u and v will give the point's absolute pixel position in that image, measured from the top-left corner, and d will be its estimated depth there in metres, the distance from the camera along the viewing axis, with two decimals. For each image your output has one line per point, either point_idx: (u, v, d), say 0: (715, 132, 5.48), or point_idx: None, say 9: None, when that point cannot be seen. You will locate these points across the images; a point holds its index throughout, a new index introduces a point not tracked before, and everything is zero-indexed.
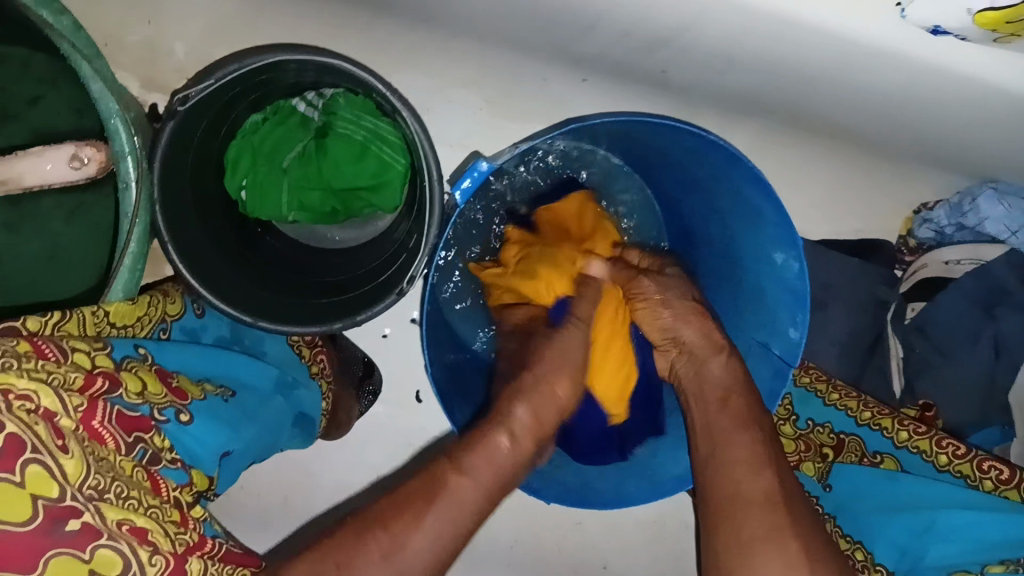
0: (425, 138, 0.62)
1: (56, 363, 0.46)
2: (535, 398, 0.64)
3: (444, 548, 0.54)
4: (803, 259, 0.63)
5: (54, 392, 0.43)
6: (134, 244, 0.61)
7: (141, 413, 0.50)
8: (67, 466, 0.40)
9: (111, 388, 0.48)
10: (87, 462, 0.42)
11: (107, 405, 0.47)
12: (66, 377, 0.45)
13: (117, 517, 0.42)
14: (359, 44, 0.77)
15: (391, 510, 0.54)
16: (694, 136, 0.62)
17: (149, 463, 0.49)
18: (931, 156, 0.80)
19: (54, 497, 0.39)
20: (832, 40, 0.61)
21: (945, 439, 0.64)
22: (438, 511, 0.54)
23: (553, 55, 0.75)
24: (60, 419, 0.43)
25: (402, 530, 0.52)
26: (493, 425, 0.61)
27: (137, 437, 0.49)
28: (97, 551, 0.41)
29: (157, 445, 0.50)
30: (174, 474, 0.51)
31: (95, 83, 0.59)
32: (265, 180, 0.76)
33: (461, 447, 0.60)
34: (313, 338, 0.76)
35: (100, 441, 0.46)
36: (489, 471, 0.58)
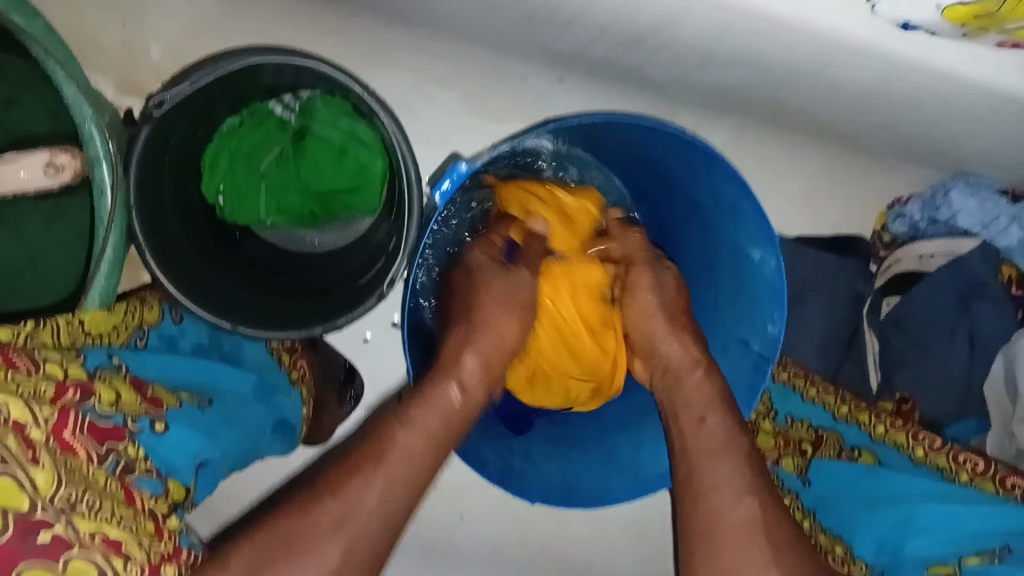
0: (402, 139, 0.62)
1: (27, 374, 0.45)
2: (481, 344, 0.66)
3: (395, 500, 0.53)
4: (780, 254, 0.64)
5: (24, 404, 0.42)
6: (110, 250, 0.61)
7: (115, 424, 0.49)
8: (37, 478, 0.40)
9: (83, 399, 0.48)
10: (59, 474, 0.41)
11: (79, 415, 0.46)
12: (36, 390, 0.45)
13: (90, 528, 0.41)
14: (337, 45, 0.77)
15: (342, 493, 0.52)
16: (671, 135, 0.63)
17: (122, 475, 0.47)
18: (905, 150, 0.81)
19: (25, 510, 0.38)
20: (808, 37, 0.62)
21: (920, 432, 0.67)
22: (393, 460, 0.54)
23: (532, 54, 0.76)
24: (31, 431, 0.41)
25: (352, 490, 0.52)
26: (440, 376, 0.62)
27: (109, 447, 0.47)
28: (70, 563, 0.39)
29: (131, 456, 0.49)
30: (150, 485, 0.49)
31: (67, 86, 0.59)
32: (242, 183, 0.77)
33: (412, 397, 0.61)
34: (292, 343, 0.76)
35: (72, 452, 0.44)
36: (438, 421, 0.59)
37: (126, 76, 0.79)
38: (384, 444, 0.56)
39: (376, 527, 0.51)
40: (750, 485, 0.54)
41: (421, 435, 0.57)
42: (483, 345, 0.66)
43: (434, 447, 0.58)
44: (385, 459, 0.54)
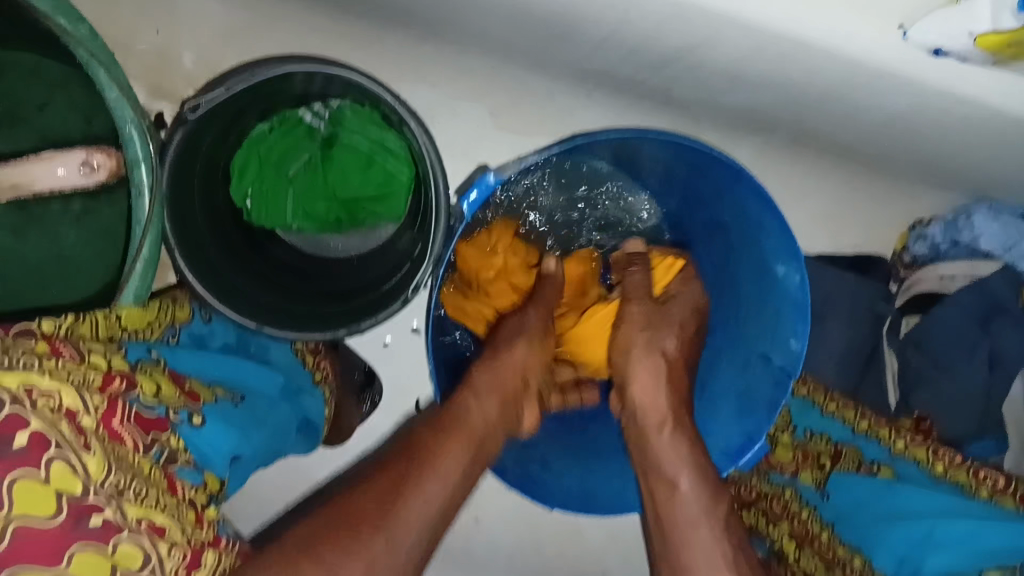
0: (431, 150, 0.63)
1: (74, 363, 0.46)
2: (497, 373, 0.65)
3: (435, 507, 0.53)
4: (804, 271, 0.64)
5: (75, 391, 0.43)
6: (148, 250, 0.62)
7: (158, 415, 0.50)
8: (90, 463, 0.40)
9: (129, 389, 0.49)
10: (110, 461, 0.42)
11: (125, 405, 0.47)
12: (86, 376, 0.45)
13: (137, 514, 0.42)
14: (369, 56, 0.79)
15: (391, 483, 0.52)
16: (698, 152, 0.64)
17: (166, 464, 0.49)
18: (927, 173, 0.81)
19: (77, 494, 0.39)
20: (836, 59, 0.63)
21: (941, 449, 0.68)
22: (432, 478, 0.54)
23: (560, 70, 0.77)
24: (83, 418, 0.42)
25: (400, 488, 0.52)
26: (456, 398, 0.62)
27: (154, 436, 0.48)
28: (120, 546, 0.40)
29: (173, 446, 0.50)
30: (191, 476, 0.50)
31: (111, 89, 0.60)
32: (270, 189, 0.78)
33: (435, 419, 0.60)
34: (316, 346, 0.77)
35: (120, 441, 0.45)
36: (462, 433, 0.59)
37: (159, 80, 0.80)
38: (435, 456, 0.56)
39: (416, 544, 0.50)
40: (714, 493, 0.59)
41: (456, 452, 0.57)
42: (490, 373, 0.65)
43: (465, 465, 0.57)
44: (434, 467, 0.55)
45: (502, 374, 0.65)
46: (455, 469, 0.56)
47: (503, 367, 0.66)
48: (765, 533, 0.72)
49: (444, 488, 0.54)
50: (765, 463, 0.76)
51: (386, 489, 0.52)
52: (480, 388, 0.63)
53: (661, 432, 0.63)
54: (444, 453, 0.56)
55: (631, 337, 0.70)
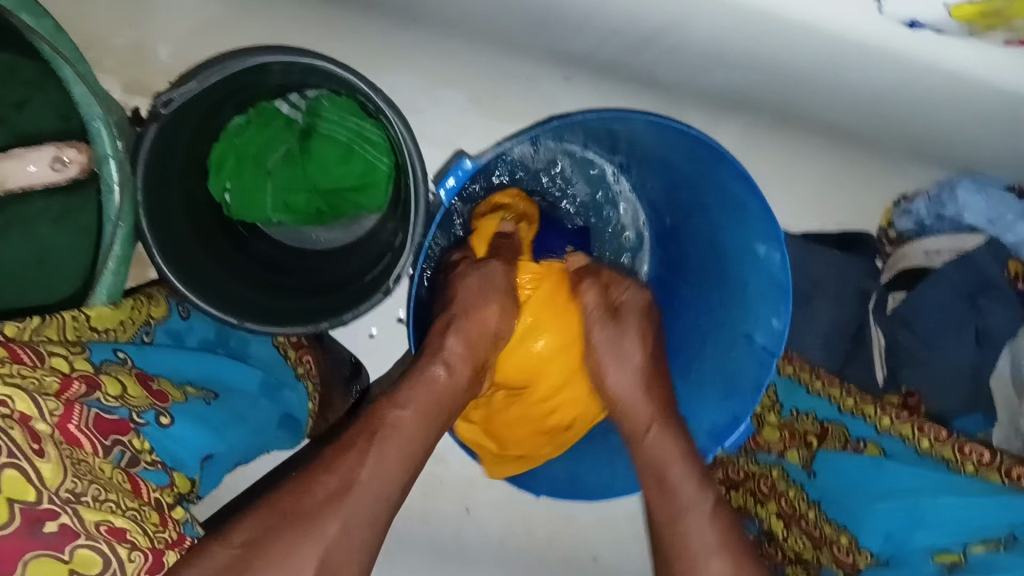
0: (408, 137, 0.62)
1: (32, 368, 0.45)
2: (462, 321, 0.66)
3: (388, 483, 0.55)
4: (786, 250, 0.64)
5: (30, 395, 0.42)
6: (119, 248, 0.61)
7: (120, 417, 0.49)
8: (43, 470, 0.40)
9: (88, 392, 0.48)
10: (65, 466, 0.41)
11: (84, 409, 0.46)
12: (40, 381, 0.45)
13: (95, 518, 0.41)
14: (346, 46, 0.78)
15: (335, 457, 0.54)
16: (677, 131, 0.63)
17: (127, 466, 0.48)
18: (913, 146, 0.81)
19: (31, 501, 0.39)
20: (814, 34, 0.62)
21: (926, 424, 0.66)
22: (387, 448, 0.56)
23: (538, 53, 0.76)
24: (37, 424, 0.42)
25: (345, 469, 0.53)
26: (426, 359, 0.64)
27: (114, 440, 0.47)
28: (77, 551, 0.40)
29: (136, 448, 0.49)
30: (154, 476, 0.50)
31: (77, 86, 0.59)
32: (250, 184, 0.78)
33: (400, 386, 0.62)
34: (297, 338, 0.75)
35: (78, 445, 0.45)
36: (425, 399, 0.61)
37: (133, 76, 0.79)
38: (378, 423, 0.58)
39: (374, 513, 0.53)
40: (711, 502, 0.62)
41: (413, 429, 0.59)
42: (467, 327, 0.66)
43: (421, 440, 0.59)
44: (378, 436, 0.56)
45: (475, 336, 0.67)
46: (399, 430, 0.58)
47: (482, 325, 0.67)
48: (755, 513, 0.73)
49: (391, 453, 0.56)
50: (752, 442, 0.76)
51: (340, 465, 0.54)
52: (432, 348, 0.65)
53: (649, 434, 0.66)
54: (390, 417, 0.58)
55: (618, 377, 0.70)
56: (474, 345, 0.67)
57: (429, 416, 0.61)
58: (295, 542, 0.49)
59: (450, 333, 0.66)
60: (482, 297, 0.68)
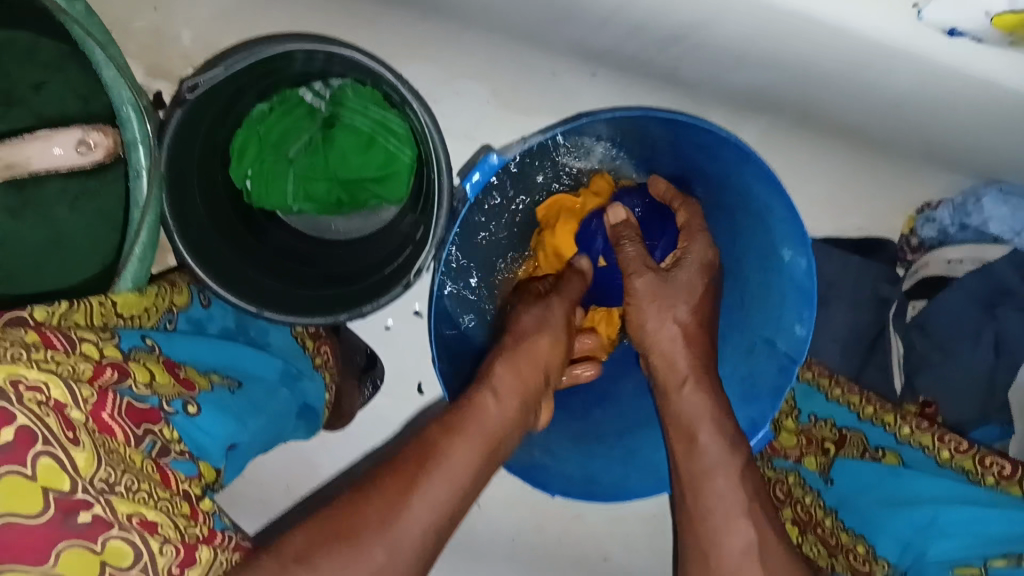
0: (434, 130, 0.62)
1: (65, 354, 0.45)
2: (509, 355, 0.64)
3: (438, 509, 0.49)
4: (812, 256, 0.63)
5: (63, 382, 0.42)
6: (145, 234, 0.59)
7: (150, 405, 0.49)
8: (78, 458, 0.40)
9: (119, 379, 0.48)
10: (98, 455, 0.41)
11: (116, 398, 0.46)
12: (75, 368, 0.44)
13: (127, 509, 0.41)
14: (369, 35, 0.77)
15: (391, 483, 0.49)
16: (705, 133, 0.63)
17: (158, 456, 0.48)
18: (938, 154, 0.80)
19: (66, 489, 0.38)
20: (845, 38, 0.61)
21: (946, 435, 0.65)
22: (438, 476, 0.51)
23: (562, 49, 0.75)
24: (71, 411, 0.41)
25: (399, 497, 0.48)
26: (477, 390, 0.60)
27: (146, 429, 0.47)
28: (109, 542, 0.39)
29: (167, 437, 0.49)
30: (184, 466, 0.50)
31: (106, 68, 0.58)
32: (271, 169, 0.77)
33: (451, 416, 0.57)
34: (314, 330, 0.76)
35: (110, 434, 0.44)
36: (479, 429, 0.56)
37: (155, 59, 0.79)
38: (434, 452, 0.52)
39: (421, 545, 0.48)
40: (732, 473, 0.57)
41: (467, 454, 0.54)
42: (512, 359, 0.64)
43: (478, 465, 0.54)
44: (435, 465, 0.51)
45: (528, 360, 0.64)
46: (455, 461, 0.52)
47: (532, 355, 0.65)
48: None
49: (447, 483, 0.51)
50: (770, 448, 0.77)
51: (389, 489, 0.49)
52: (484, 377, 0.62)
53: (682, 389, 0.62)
54: (443, 447, 0.53)
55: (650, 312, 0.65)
56: (524, 383, 0.62)
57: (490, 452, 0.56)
58: (340, 563, 0.44)
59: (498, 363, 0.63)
60: (524, 338, 0.66)
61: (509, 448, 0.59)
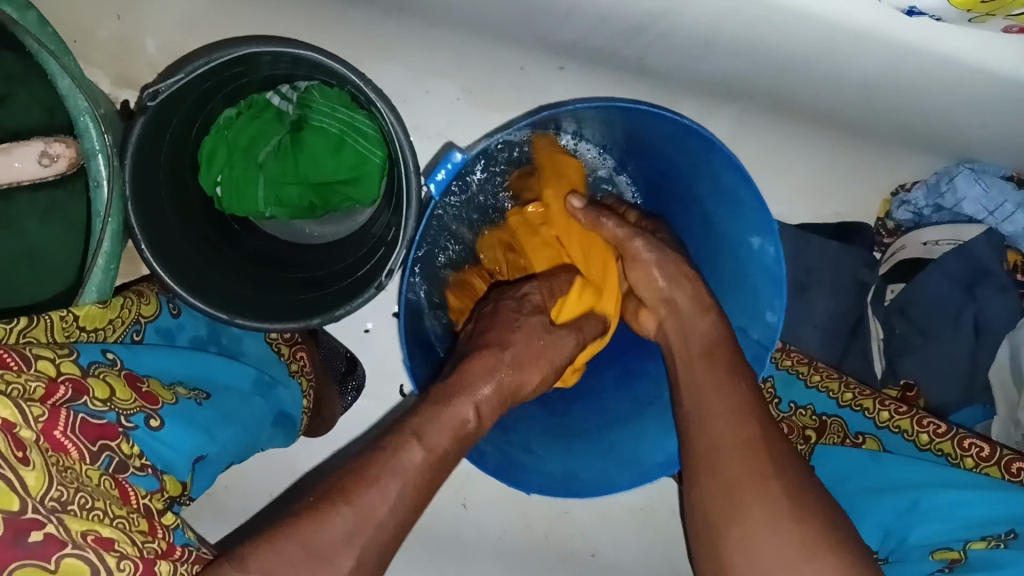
0: (399, 128, 0.61)
1: (18, 372, 0.43)
2: (498, 367, 0.61)
3: (405, 514, 0.50)
4: (780, 243, 0.62)
5: (13, 402, 0.40)
6: (109, 243, 0.59)
7: (108, 421, 0.47)
8: (27, 479, 0.38)
9: (74, 397, 0.46)
10: (49, 473, 0.40)
11: (70, 414, 0.44)
12: (27, 386, 0.43)
13: (81, 527, 0.39)
14: (335, 36, 0.76)
15: (350, 483, 0.49)
16: (672, 123, 0.62)
17: (116, 472, 0.46)
18: (912, 136, 0.79)
19: (15, 510, 0.37)
20: (809, 24, 0.62)
21: (925, 418, 0.65)
22: (403, 479, 0.50)
23: (529, 42, 0.74)
24: (21, 430, 0.40)
25: (366, 506, 0.48)
26: (460, 400, 0.58)
27: (102, 445, 0.46)
28: (63, 560, 0.38)
29: (125, 452, 0.47)
30: (144, 481, 0.48)
31: (61, 79, 0.57)
32: (240, 176, 0.75)
33: (421, 418, 0.55)
34: (291, 336, 0.75)
35: (63, 451, 0.43)
36: (451, 445, 0.55)
37: (121, 69, 0.78)
38: (399, 459, 0.51)
39: (387, 545, 0.48)
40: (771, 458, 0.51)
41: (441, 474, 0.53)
42: (511, 377, 0.61)
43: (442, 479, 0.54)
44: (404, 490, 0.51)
45: (519, 369, 0.62)
46: (417, 466, 0.52)
47: (521, 377, 0.62)
48: None
49: (409, 486, 0.50)
50: None
51: (358, 498, 0.48)
52: (465, 383, 0.59)
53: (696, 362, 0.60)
54: (406, 452, 0.52)
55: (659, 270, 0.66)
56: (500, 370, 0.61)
57: (448, 455, 0.54)
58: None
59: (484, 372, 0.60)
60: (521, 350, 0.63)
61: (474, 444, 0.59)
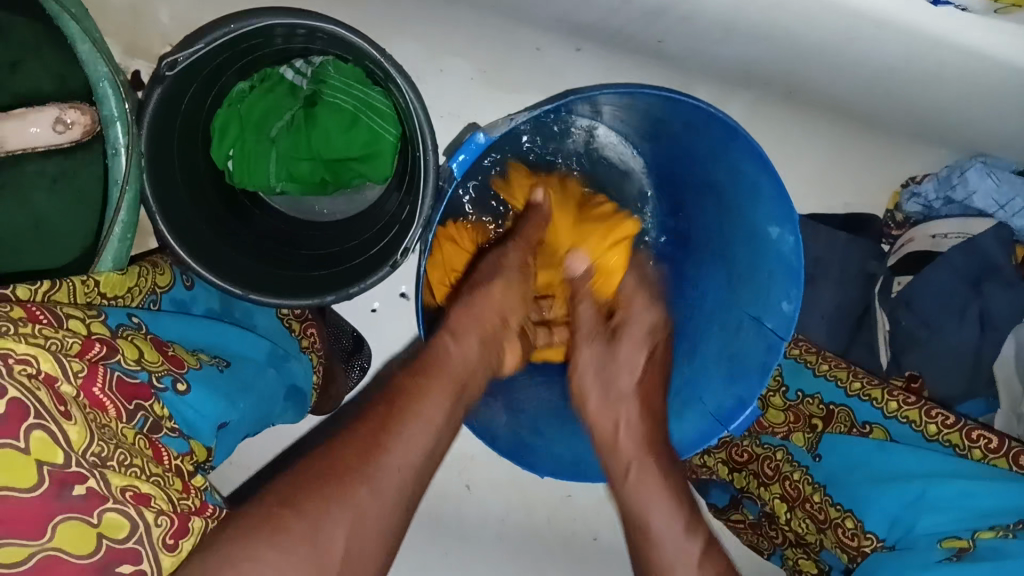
0: (418, 106, 0.61)
1: (52, 329, 0.43)
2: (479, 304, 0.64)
3: (414, 456, 0.51)
4: (798, 233, 0.62)
5: (53, 356, 0.40)
6: (124, 213, 0.58)
7: (140, 380, 0.47)
8: (71, 432, 0.38)
9: (108, 355, 0.46)
10: (91, 429, 0.40)
11: (107, 372, 0.44)
12: (62, 342, 0.43)
13: (122, 483, 0.40)
14: (352, 11, 0.75)
15: (374, 423, 0.51)
16: (694, 108, 0.61)
17: (149, 432, 0.46)
18: (925, 128, 0.79)
19: (59, 463, 0.37)
20: (832, 10, 0.62)
21: (934, 409, 0.65)
22: (415, 422, 0.52)
23: (548, 23, 0.74)
24: (61, 385, 0.40)
25: (375, 440, 0.49)
26: (438, 335, 0.61)
27: (137, 404, 0.46)
28: (105, 515, 0.38)
29: (158, 414, 0.48)
30: (176, 443, 0.49)
31: (82, 43, 0.57)
32: (253, 150, 0.75)
33: (416, 362, 0.59)
34: (302, 312, 0.74)
35: (101, 409, 0.43)
36: (443, 372, 0.58)
37: (133, 39, 0.77)
38: (416, 404, 0.54)
39: (402, 484, 0.49)
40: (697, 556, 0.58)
41: (437, 396, 0.55)
42: (481, 308, 0.64)
43: (445, 412, 0.55)
44: (414, 415, 0.53)
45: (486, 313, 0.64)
46: (429, 414, 0.54)
47: (488, 315, 0.64)
48: (757, 493, 0.74)
49: (422, 427, 0.53)
50: (757, 425, 0.76)
51: (366, 432, 0.50)
52: (454, 318, 0.63)
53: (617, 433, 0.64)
54: (430, 398, 0.55)
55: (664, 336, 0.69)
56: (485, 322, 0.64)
57: (449, 391, 0.57)
58: (322, 496, 0.45)
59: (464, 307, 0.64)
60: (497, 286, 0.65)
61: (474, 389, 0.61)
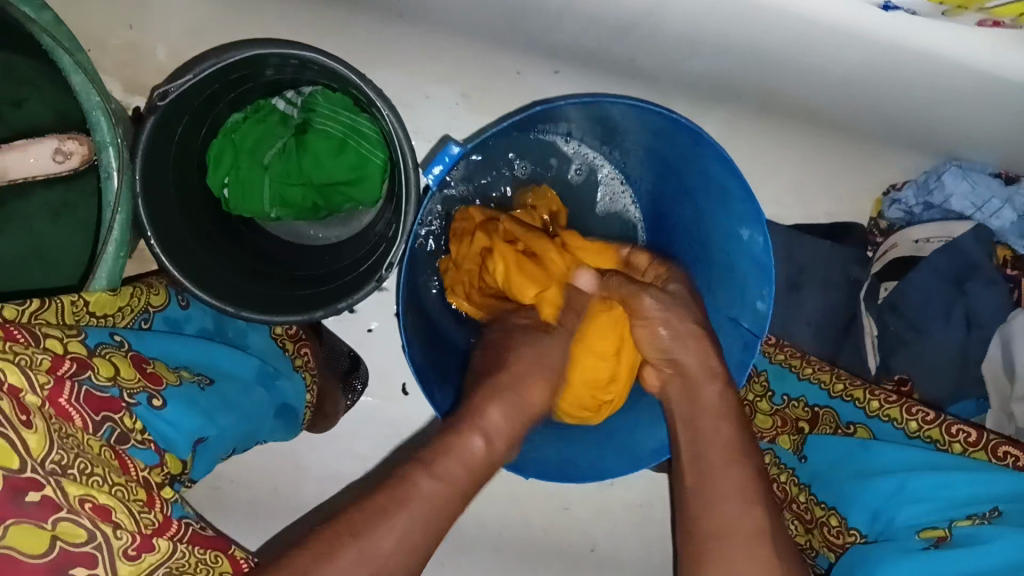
0: (398, 128, 0.63)
1: (25, 345, 0.44)
2: (503, 391, 0.62)
3: (418, 541, 0.51)
4: (766, 231, 0.64)
5: (19, 369, 0.42)
6: (117, 233, 0.61)
7: (110, 395, 0.49)
8: (29, 440, 0.40)
9: (79, 371, 0.47)
10: (52, 438, 0.41)
11: (75, 386, 0.46)
12: (33, 358, 0.44)
13: (79, 493, 0.41)
14: (337, 42, 0.79)
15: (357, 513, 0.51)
16: (657, 116, 0.64)
17: (116, 442, 0.48)
18: (899, 135, 0.81)
19: (15, 468, 0.39)
20: (790, 20, 0.64)
21: (913, 406, 0.66)
22: (407, 509, 0.51)
23: (524, 46, 0.77)
24: (26, 396, 0.41)
25: (365, 523, 0.50)
26: (465, 429, 0.59)
27: (104, 416, 0.48)
28: (58, 524, 0.40)
29: (127, 425, 0.49)
30: (143, 455, 0.50)
31: (76, 75, 0.60)
32: (245, 176, 0.78)
33: (428, 452, 0.57)
34: (296, 332, 0.76)
35: (67, 419, 0.45)
36: (460, 469, 0.56)
37: (133, 77, 0.81)
38: (411, 487, 0.53)
39: (409, 563, 0.51)
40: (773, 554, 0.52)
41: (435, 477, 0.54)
42: (512, 399, 0.62)
43: (448, 496, 0.54)
44: (409, 498, 0.52)
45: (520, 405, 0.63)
46: (427, 496, 0.53)
47: (524, 403, 0.63)
48: None
49: (417, 520, 0.51)
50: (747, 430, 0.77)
51: (368, 506, 0.51)
52: (471, 413, 0.60)
53: (714, 470, 0.56)
54: (420, 481, 0.53)
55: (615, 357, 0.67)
56: (515, 400, 0.63)
57: (461, 490, 0.55)
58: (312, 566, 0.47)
59: (492, 401, 0.61)
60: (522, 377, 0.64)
61: (497, 460, 0.60)
